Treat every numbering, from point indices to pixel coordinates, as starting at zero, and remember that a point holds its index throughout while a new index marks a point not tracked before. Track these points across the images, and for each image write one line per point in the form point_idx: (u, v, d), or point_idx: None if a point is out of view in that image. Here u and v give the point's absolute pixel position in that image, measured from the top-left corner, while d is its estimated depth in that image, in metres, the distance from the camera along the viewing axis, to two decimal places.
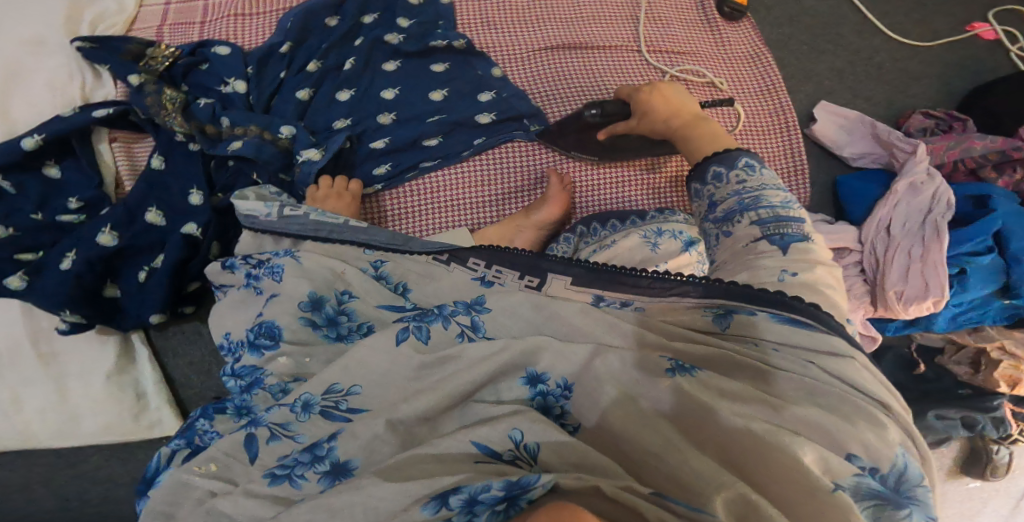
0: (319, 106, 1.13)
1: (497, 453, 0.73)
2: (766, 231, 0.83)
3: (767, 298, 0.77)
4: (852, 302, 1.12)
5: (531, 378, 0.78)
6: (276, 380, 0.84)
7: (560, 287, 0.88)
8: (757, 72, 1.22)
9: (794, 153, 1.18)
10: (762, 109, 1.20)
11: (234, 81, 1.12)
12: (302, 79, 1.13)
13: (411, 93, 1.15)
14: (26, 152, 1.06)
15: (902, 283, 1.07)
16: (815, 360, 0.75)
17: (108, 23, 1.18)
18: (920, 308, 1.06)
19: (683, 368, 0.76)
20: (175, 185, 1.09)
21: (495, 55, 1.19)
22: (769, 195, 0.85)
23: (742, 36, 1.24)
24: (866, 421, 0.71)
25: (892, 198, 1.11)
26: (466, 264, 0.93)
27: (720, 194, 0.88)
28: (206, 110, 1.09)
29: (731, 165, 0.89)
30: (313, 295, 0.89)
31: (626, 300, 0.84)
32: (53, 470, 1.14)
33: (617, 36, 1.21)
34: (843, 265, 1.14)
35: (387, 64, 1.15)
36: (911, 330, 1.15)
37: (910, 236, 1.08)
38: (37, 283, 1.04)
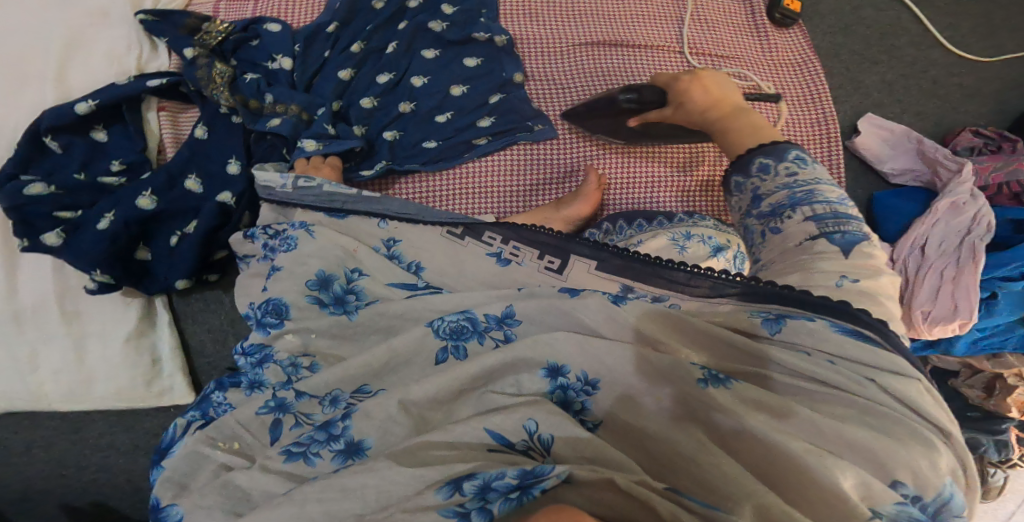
0: (359, 86, 1.13)
1: (510, 442, 0.73)
2: (824, 228, 0.82)
3: (828, 303, 0.76)
4: None
5: (552, 370, 0.77)
6: (286, 356, 0.85)
7: (582, 271, 0.90)
8: (802, 80, 1.20)
9: (834, 168, 1.16)
10: (805, 118, 1.18)
11: (281, 58, 1.12)
12: (346, 59, 1.13)
13: (443, 82, 1.14)
14: (77, 115, 1.08)
15: (930, 303, 1.05)
16: (873, 377, 0.72)
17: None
18: (947, 329, 1.04)
19: (717, 380, 0.74)
20: (217, 155, 1.10)
21: (529, 48, 1.19)
22: (824, 190, 0.85)
23: (790, 43, 1.22)
24: (919, 447, 0.68)
25: (932, 216, 1.09)
26: (482, 238, 0.95)
27: (767, 188, 0.89)
28: (251, 85, 1.10)
29: (781, 157, 0.90)
30: (321, 274, 0.89)
31: (658, 295, 0.85)
32: (54, 436, 1.15)
33: (659, 36, 1.20)
34: None
35: (428, 52, 1.15)
36: (929, 352, 1.13)
37: (944, 256, 1.07)
38: (73, 241, 1.04)
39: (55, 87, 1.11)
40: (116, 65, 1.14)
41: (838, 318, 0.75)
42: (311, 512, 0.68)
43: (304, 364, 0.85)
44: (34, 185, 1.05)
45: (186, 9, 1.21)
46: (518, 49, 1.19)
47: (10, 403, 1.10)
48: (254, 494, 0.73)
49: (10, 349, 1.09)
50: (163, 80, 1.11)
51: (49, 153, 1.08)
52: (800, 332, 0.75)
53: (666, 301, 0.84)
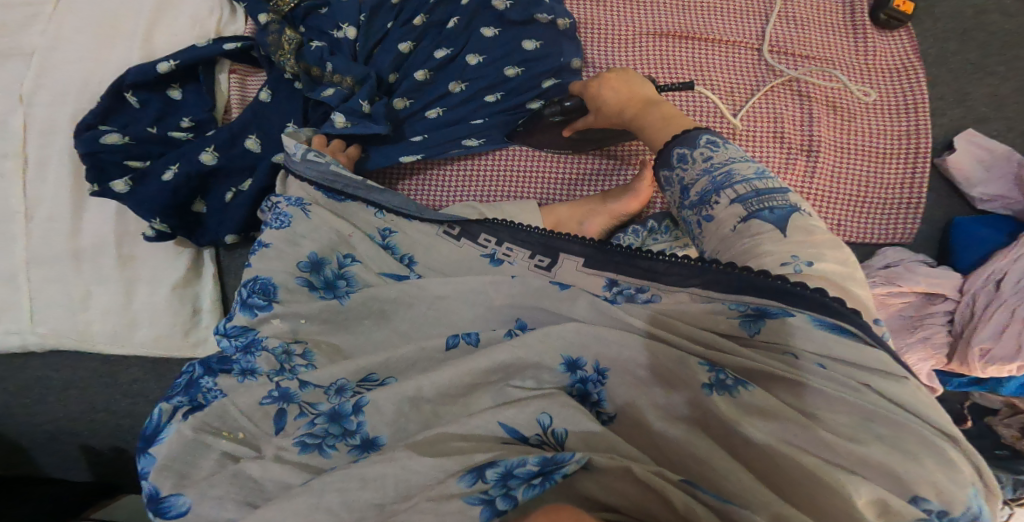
0: (416, 59, 1.11)
1: (523, 437, 0.71)
2: (750, 209, 0.76)
3: (800, 294, 0.70)
4: (927, 349, 1.04)
5: (570, 363, 0.74)
6: (277, 342, 0.82)
7: (570, 268, 0.86)
8: (896, 88, 1.12)
9: (913, 184, 1.10)
10: (890, 130, 1.11)
11: (346, 26, 1.09)
12: (406, 32, 1.10)
13: (493, 66, 1.10)
14: (158, 74, 1.08)
15: (990, 340, 0.99)
16: (868, 382, 0.67)
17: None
18: (1003, 369, 0.98)
19: (723, 386, 0.70)
20: (277, 117, 1.09)
21: (596, 34, 1.14)
22: (740, 168, 0.79)
23: (890, 47, 1.13)
24: (934, 459, 0.63)
25: (1017, 250, 1.02)
26: (478, 239, 0.91)
27: (689, 176, 0.81)
28: (315, 53, 1.06)
29: (694, 145, 0.83)
30: (313, 256, 0.89)
31: (641, 287, 0.81)
32: (92, 376, 1.15)
33: (742, 32, 1.14)
34: (931, 311, 1.06)
35: (487, 29, 1.10)
36: (975, 388, 1.07)
37: (1020, 294, 1.00)
38: (139, 190, 1.03)
39: (142, 45, 1.11)
40: (196, 26, 1.14)
41: (816, 311, 0.70)
42: (329, 502, 0.67)
43: (297, 351, 0.82)
44: (110, 134, 1.04)
45: None
46: (580, 32, 1.14)
47: (58, 339, 1.09)
48: (267, 485, 0.72)
49: (65, 285, 1.08)
50: (240, 46, 1.11)
51: (127, 107, 1.08)
52: (781, 330, 0.71)
53: (647, 294, 0.80)
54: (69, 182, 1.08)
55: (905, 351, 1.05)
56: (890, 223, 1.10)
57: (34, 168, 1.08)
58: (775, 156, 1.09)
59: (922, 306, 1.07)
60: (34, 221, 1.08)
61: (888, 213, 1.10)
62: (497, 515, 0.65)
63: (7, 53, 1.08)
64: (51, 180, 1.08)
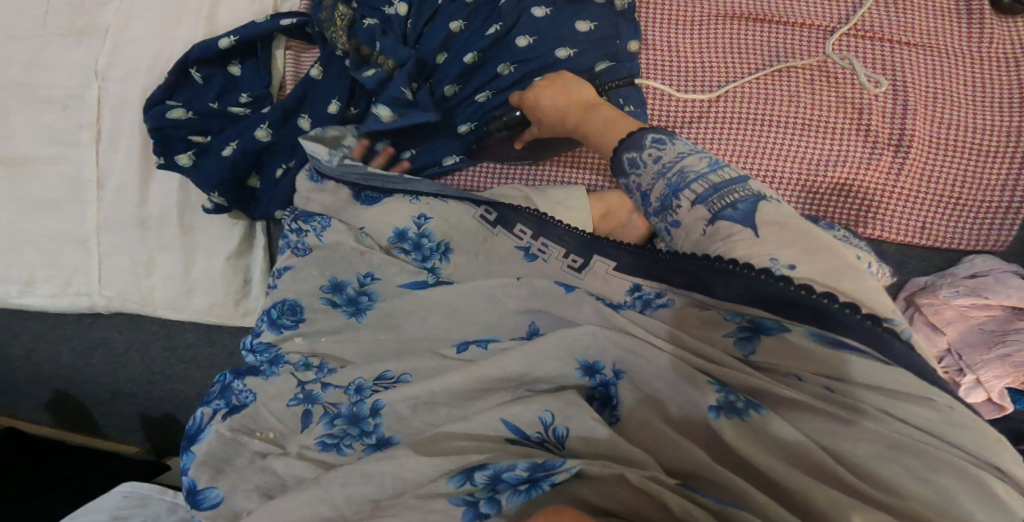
0: (467, 40, 1.05)
1: (525, 435, 0.68)
2: (713, 209, 0.70)
3: (800, 303, 0.64)
4: (1001, 367, 0.95)
5: (587, 367, 0.72)
6: (299, 357, 0.79)
7: (601, 272, 0.79)
8: (999, 82, 1.02)
9: (1007, 187, 1.01)
10: (989, 127, 1.01)
11: (398, 3, 1.03)
12: (457, 9, 1.04)
13: (544, 46, 1.04)
14: (219, 50, 1.04)
15: None
16: (884, 407, 0.62)
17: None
18: None
19: (733, 410, 0.65)
20: (325, 96, 1.05)
21: (660, 13, 1.07)
22: (692, 164, 0.73)
23: (998, 36, 1.03)
24: (975, 494, 0.57)
25: None
26: (513, 229, 0.86)
27: (645, 182, 0.76)
28: (367, 31, 1.02)
29: (641, 147, 0.77)
30: (334, 280, 0.85)
31: (659, 291, 0.75)
32: (152, 340, 1.14)
33: (832, 15, 1.04)
34: (1015, 327, 0.97)
35: (538, 9, 1.04)
36: None
37: None
38: (201, 163, 1.01)
39: (206, 23, 1.08)
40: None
41: (817, 325, 0.64)
42: (334, 496, 0.65)
43: (314, 363, 0.79)
44: (174, 109, 1.03)
45: None
46: (638, 13, 1.07)
47: (123, 301, 1.08)
48: (288, 480, 0.70)
49: (130, 252, 1.06)
50: (293, 22, 1.06)
51: (190, 82, 1.05)
52: (780, 348, 0.66)
53: (664, 298, 0.74)
54: (138, 154, 1.06)
55: (978, 367, 0.96)
56: (977, 226, 1.02)
57: (106, 140, 1.06)
58: (855, 150, 1.01)
59: (1006, 321, 0.98)
60: (106, 190, 1.06)
61: (976, 218, 1.02)
62: (480, 518, 0.62)
63: (84, 30, 1.07)
64: (122, 152, 1.06)
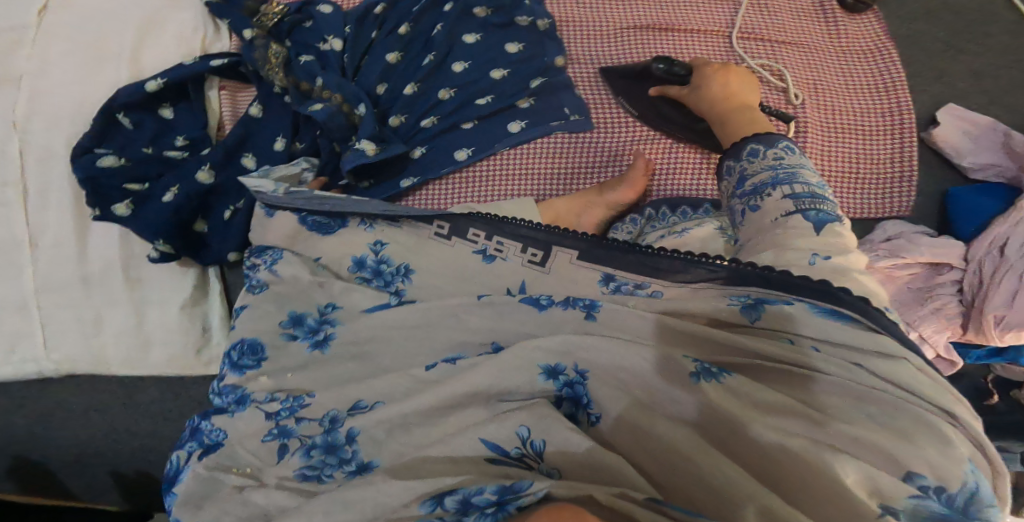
0: (405, 69, 1.09)
1: (505, 452, 0.73)
2: (799, 206, 0.81)
3: (809, 285, 0.74)
4: (940, 324, 1.01)
5: (549, 371, 0.76)
6: (264, 393, 0.82)
7: (564, 262, 0.85)
8: (873, 68, 1.11)
9: (902, 158, 1.07)
10: (873, 108, 1.09)
11: (332, 39, 1.08)
12: (393, 41, 1.09)
13: (478, 69, 1.08)
14: (146, 93, 1.07)
15: (1005, 307, 0.96)
16: (860, 362, 0.70)
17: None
18: (1020, 336, 0.96)
19: (709, 373, 0.71)
20: (263, 136, 1.09)
21: (572, 32, 1.13)
22: (804, 175, 0.84)
23: (860, 29, 1.12)
24: (928, 435, 0.65)
25: (1017, 214, 0.98)
26: (466, 235, 0.89)
27: (752, 169, 0.87)
28: (306, 68, 1.05)
29: (771, 144, 0.88)
30: (293, 314, 0.88)
31: (640, 283, 0.81)
32: (113, 399, 1.14)
33: (716, 22, 1.13)
34: (939, 282, 1.03)
35: (469, 36, 1.09)
36: (996, 360, 1.04)
37: None
38: (140, 212, 1.04)
39: (129, 66, 1.09)
40: (182, 44, 1.12)
41: (819, 300, 0.74)
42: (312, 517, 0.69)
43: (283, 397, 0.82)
44: (105, 157, 1.04)
45: None
46: (560, 31, 1.13)
47: (72, 365, 1.08)
48: (270, 509, 0.74)
49: (77, 311, 1.07)
50: (221, 61, 1.09)
51: (121, 128, 1.07)
52: (778, 317, 0.75)
53: (647, 288, 0.81)
54: (70, 208, 1.07)
55: (918, 324, 1.01)
56: (883, 196, 1.08)
57: (36, 199, 1.06)
58: None
59: (929, 277, 1.04)
60: (40, 249, 1.06)
61: (882, 189, 1.08)
62: None
63: None
64: (53, 209, 1.07)
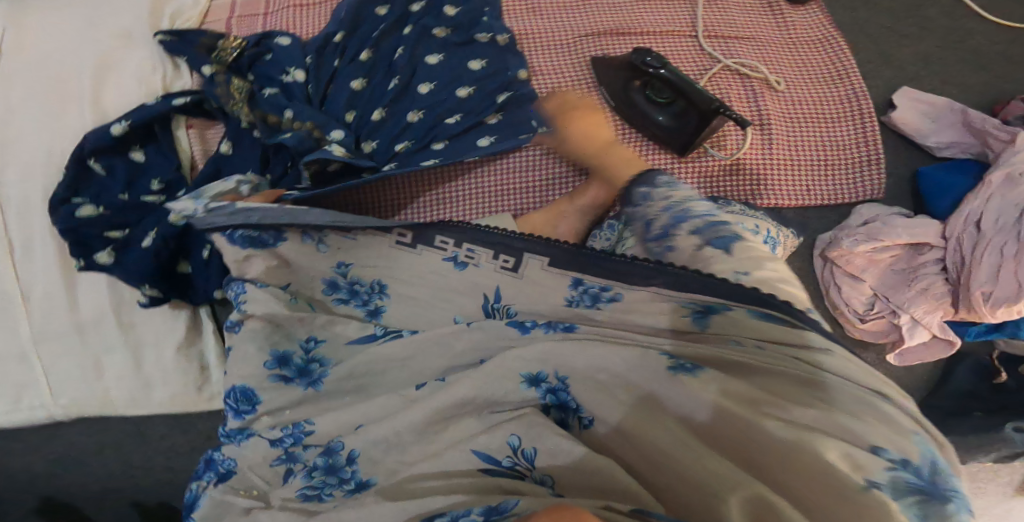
0: (371, 96, 1.06)
1: (498, 462, 0.72)
2: (705, 236, 0.79)
3: (740, 292, 0.72)
4: (930, 303, 1.00)
5: (531, 379, 0.75)
6: (269, 428, 0.79)
7: (535, 268, 0.82)
8: (827, 57, 1.11)
9: (867, 143, 1.07)
10: (831, 95, 1.09)
11: (294, 70, 1.06)
12: (356, 68, 1.07)
13: (445, 89, 1.06)
14: (113, 138, 1.03)
15: (991, 284, 0.95)
16: (799, 355, 0.70)
17: (184, 18, 1.15)
18: (1010, 311, 0.94)
19: (684, 367, 0.72)
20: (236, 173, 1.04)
21: (533, 45, 1.12)
22: (695, 206, 0.84)
23: (806, 21, 1.14)
24: (875, 415, 0.64)
25: (986, 189, 0.99)
26: (432, 243, 0.86)
27: (652, 213, 0.86)
28: (270, 100, 1.04)
29: (654, 183, 0.90)
30: (276, 353, 0.81)
31: (605, 285, 0.79)
32: (122, 437, 1.06)
33: (670, 23, 1.12)
34: (921, 262, 1.02)
35: (431, 57, 1.08)
36: (995, 335, 1.02)
37: (1003, 232, 0.96)
38: (123, 259, 1.01)
39: (94, 112, 1.06)
40: (144, 82, 1.09)
41: (753, 305, 0.72)
42: None
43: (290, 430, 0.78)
44: (83, 207, 1.02)
45: (201, 27, 1.16)
46: (521, 45, 1.12)
47: (81, 408, 1.04)
48: None
49: (73, 359, 1.03)
50: (184, 101, 1.06)
51: (94, 176, 1.04)
52: (726, 322, 0.74)
53: (611, 292, 0.79)
54: (56, 262, 1.03)
55: (908, 306, 1.01)
56: (854, 182, 1.07)
57: (20, 253, 1.03)
58: (734, 134, 1.05)
59: (911, 258, 1.03)
60: (33, 301, 1.03)
61: (852, 174, 1.07)
62: None
63: None
64: (38, 262, 1.03)
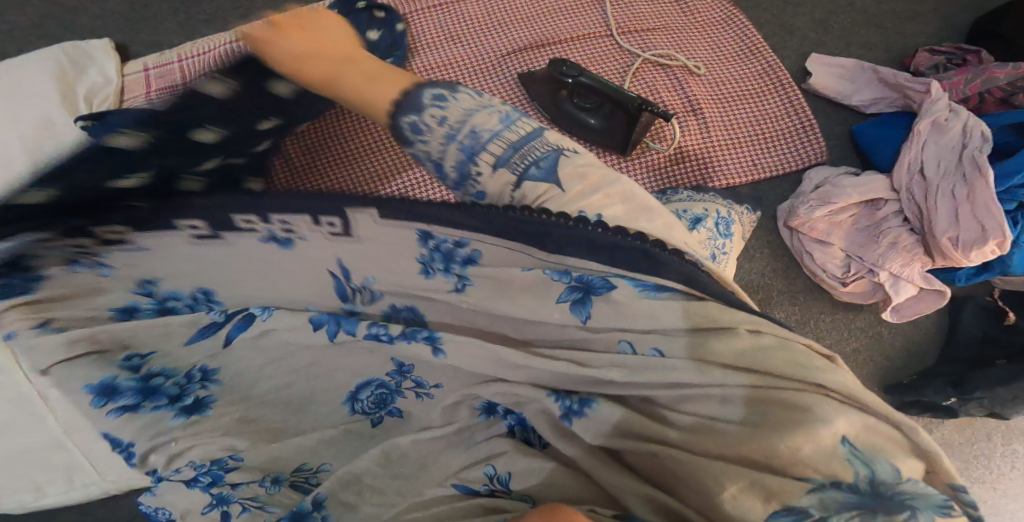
0: None
1: (474, 490, 0.66)
2: (517, 171, 0.60)
3: (620, 249, 0.57)
4: (904, 258, 0.99)
5: (488, 409, 0.68)
6: (190, 469, 0.71)
7: (368, 225, 0.64)
8: (733, 34, 1.14)
9: (796, 110, 1.10)
10: (747, 72, 1.11)
11: None
12: None
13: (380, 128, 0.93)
14: None
15: (954, 228, 0.94)
16: (694, 349, 0.55)
17: (101, 96, 0.98)
18: (982, 252, 0.93)
19: (575, 410, 0.62)
20: None
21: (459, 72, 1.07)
22: (484, 119, 0.61)
23: (706, 1, 1.16)
24: (799, 430, 0.50)
25: (918, 139, 1.00)
26: (238, 227, 0.66)
27: (434, 148, 0.61)
28: None
29: (420, 107, 0.61)
30: (95, 386, 0.69)
31: (458, 240, 0.61)
32: None
33: (585, 25, 1.11)
34: (881, 217, 1.01)
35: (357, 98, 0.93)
36: (987, 275, 1.00)
37: (948, 176, 0.96)
38: None
39: None
40: None
41: (630, 269, 0.57)
42: None
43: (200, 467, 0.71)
44: None
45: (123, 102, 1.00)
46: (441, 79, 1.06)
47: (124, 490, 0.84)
48: None
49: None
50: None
51: None
52: (611, 312, 0.58)
53: (466, 248, 0.61)
54: None
55: (884, 263, 0.99)
56: (793, 152, 1.08)
57: None
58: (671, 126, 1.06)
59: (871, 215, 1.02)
60: None
61: (790, 144, 1.08)
62: None
63: None
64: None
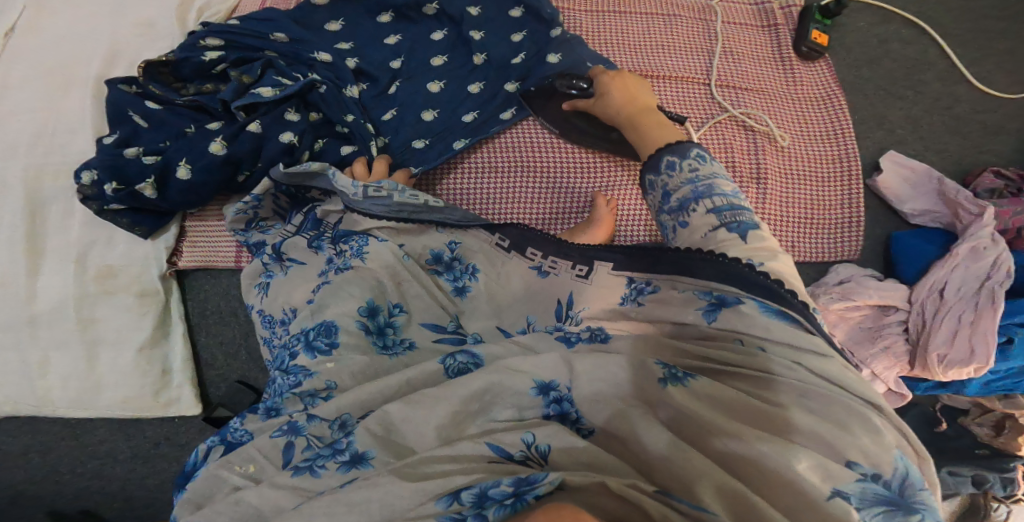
0: (377, 95, 1.12)
1: (509, 454, 0.71)
2: (722, 219, 0.80)
3: (762, 284, 0.75)
4: (889, 359, 1.06)
5: (542, 387, 0.75)
6: (309, 386, 0.82)
7: (604, 274, 0.86)
8: (825, 114, 1.18)
9: (850, 203, 1.15)
10: (822, 154, 1.16)
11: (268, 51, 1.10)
12: (373, 86, 1.12)
13: (449, 113, 1.12)
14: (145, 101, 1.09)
15: (945, 346, 1.02)
16: (801, 361, 0.71)
17: (213, 11, 1.18)
18: (960, 373, 1.02)
19: (676, 378, 0.73)
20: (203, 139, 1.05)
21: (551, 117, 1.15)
22: (723, 185, 0.83)
23: (814, 76, 1.20)
24: (862, 426, 0.67)
25: (952, 260, 1.06)
26: (525, 253, 0.93)
27: (672, 183, 0.86)
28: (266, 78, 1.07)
29: (683, 154, 0.87)
30: (371, 302, 0.88)
31: (647, 281, 0.83)
32: (53, 440, 1.16)
33: (687, 66, 1.19)
34: (887, 322, 1.08)
35: (432, 85, 1.13)
36: (941, 391, 1.09)
37: (962, 300, 1.04)
38: (164, 192, 1.06)
39: (93, 89, 1.13)
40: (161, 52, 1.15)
41: (768, 299, 0.74)
42: None
43: (320, 391, 0.82)
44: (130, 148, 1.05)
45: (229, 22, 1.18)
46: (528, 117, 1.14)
47: (14, 406, 1.11)
48: (265, 510, 0.71)
49: (20, 354, 1.09)
50: (157, 103, 1.10)
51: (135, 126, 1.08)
52: (736, 318, 0.75)
53: (652, 285, 0.82)
54: (22, 251, 1.09)
55: (869, 362, 1.07)
56: (831, 241, 1.15)
57: None
58: None
59: (877, 318, 1.10)
60: None
61: (831, 231, 1.15)
62: None
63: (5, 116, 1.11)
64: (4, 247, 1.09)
